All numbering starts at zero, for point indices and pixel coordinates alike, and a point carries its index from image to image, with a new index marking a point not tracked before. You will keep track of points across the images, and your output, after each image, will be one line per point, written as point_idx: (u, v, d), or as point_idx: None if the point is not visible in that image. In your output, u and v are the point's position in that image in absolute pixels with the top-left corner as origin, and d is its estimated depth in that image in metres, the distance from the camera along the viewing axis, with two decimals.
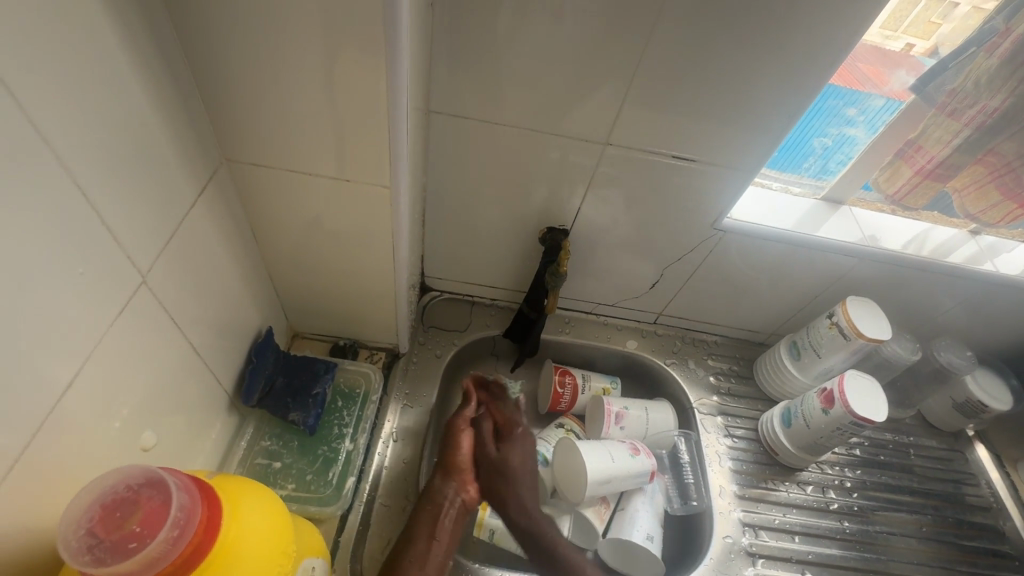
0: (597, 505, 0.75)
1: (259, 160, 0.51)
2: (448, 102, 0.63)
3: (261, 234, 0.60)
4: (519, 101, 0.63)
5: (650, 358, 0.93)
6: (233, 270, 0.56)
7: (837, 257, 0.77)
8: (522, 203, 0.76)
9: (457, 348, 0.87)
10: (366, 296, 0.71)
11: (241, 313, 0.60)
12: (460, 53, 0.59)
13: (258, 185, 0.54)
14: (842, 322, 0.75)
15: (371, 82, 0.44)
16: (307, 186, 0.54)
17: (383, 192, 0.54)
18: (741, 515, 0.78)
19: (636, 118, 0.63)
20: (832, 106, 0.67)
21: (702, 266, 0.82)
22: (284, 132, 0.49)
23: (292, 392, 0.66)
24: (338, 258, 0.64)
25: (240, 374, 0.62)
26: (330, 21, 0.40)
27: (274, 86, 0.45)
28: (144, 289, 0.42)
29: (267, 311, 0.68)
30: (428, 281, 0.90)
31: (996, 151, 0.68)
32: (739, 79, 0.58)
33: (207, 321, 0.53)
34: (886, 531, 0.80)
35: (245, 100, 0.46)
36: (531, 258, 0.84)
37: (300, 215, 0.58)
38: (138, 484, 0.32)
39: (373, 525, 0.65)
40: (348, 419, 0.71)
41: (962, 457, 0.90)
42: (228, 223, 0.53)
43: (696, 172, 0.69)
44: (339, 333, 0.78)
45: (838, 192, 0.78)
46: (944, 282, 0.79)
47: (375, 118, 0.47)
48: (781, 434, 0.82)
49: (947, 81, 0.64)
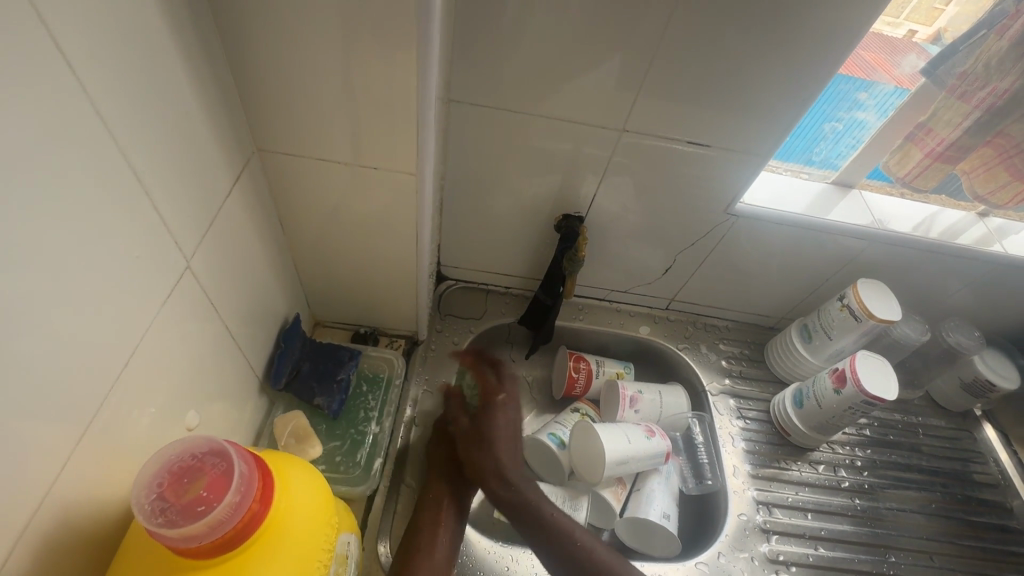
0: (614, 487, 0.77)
1: (290, 150, 0.53)
2: (467, 91, 0.65)
3: (288, 223, 0.62)
4: (537, 90, 0.64)
5: (663, 343, 0.94)
6: (263, 258, 0.58)
7: (848, 240, 0.78)
8: (538, 191, 0.77)
9: (473, 335, 0.89)
10: (387, 284, 0.72)
11: (270, 300, 0.61)
12: (481, 43, 0.60)
13: (287, 175, 0.55)
14: (853, 304, 0.77)
15: (402, 74, 0.45)
16: (334, 175, 0.56)
17: (408, 181, 0.55)
18: (755, 493, 0.80)
19: (652, 106, 0.64)
20: (843, 91, 0.68)
21: (715, 251, 0.84)
22: (315, 122, 0.50)
23: (319, 376, 0.67)
24: (362, 246, 0.66)
25: (269, 358, 0.64)
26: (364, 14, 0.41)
27: (307, 78, 0.46)
28: (188, 275, 0.43)
29: (293, 299, 0.69)
30: (444, 270, 0.92)
31: (1005, 133, 0.68)
32: (755, 66, 0.59)
33: (241, 309, 0.54)
34: (896, 508, 0.82)
35: (279, 92, 0.47)
36: (546, 245, 0.86)
37: (327, 204, 0.59)
38: (203, 453, 0.35)
39: (399, 506, 0.66)
40: (373, 403, 0.72)
41: (969, 436, 0.92)
42: (259, 212, 0.55)
43: (710, 158, 0.70)
44: (360, 321, 0.80)
45: (850, 176, 0.79)
46: (953, 264, 0.80)
47: (403, 109, 0.48)
48: (793, 414, 0.84)
49: (959, 64, 0.64)
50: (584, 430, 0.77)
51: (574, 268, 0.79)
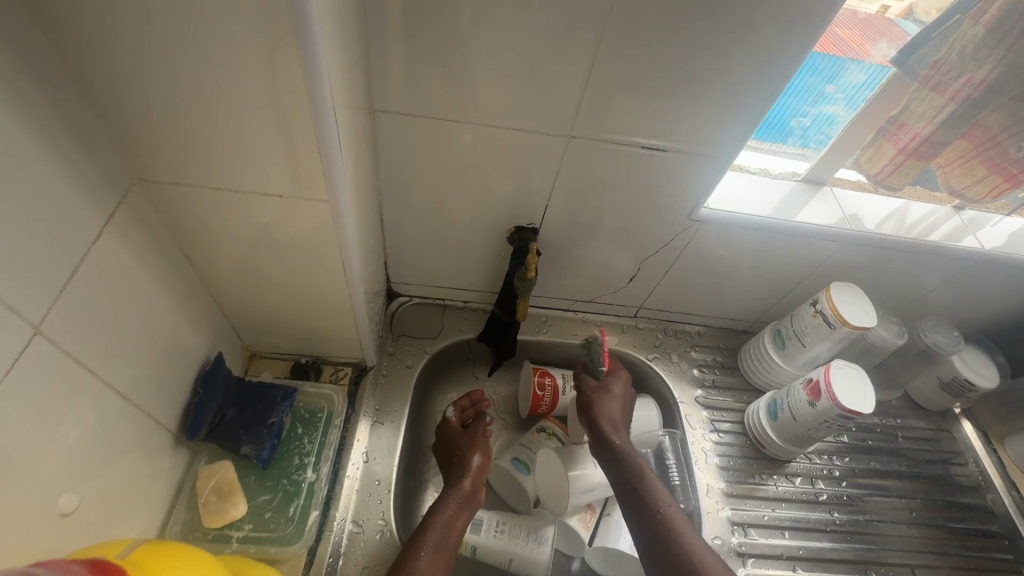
0: (582, 514, 0.74)
1: (179, 180, 0.46)
2: (394, 99, 0.58)
3: (196, 257, 0.55)
4: (470, 94, 0.57)
5: (632, 353, 0.89)
6: (163, 299, 0.51)
7: (819, 242, 0.73)
8: (484, 203, 0.71)
9: (428, 356, 0.83)
10: (323, 312, 0.66)
11: (180, 343, 0.55)
12: (400, 46, 0.53)
13: (182, 206, 0.49)
14: (826, 310, 0.72)
15: (289, 89, 0.39)
16: (236, 204, 0.49)
17: (323, 207, 0.49)
18: (730, 514, 0.76)
19: (597, 110, 0.59)
20: (808, 84, 0.63)
21: (680, 258, 0.78)
22: (200, 147, 0.43)
23: (245, 423, 0.61)
24: (286, 275, 0.59)
25: (183, 410, 0.57)
26: (230, 22, 0.35)
27: (179, 98, 0.40)
28: (40, 340, 0.37)
29: (216, 336, 0.63)
30: (395, 287, 0.85)
31: (981, 124, 0.64)
32: (704, 62, 0.54)
33: (135, 361, 0.48)
34: (876, 520, 0.78)
35: (149, 115, 0.41)
36: (500, 258, 0.79)
37: (236, 234, 0.53)
38: None
39: (344, 557, 0.62)
40: (309, 448, 0.66)
41: (949, 436, 0.89)
42: (150, 250, 0.48)
43: (668, 161, 0.64)
44: (299, 350, 0.73)
45: (817, 174, 0.74)
46: (930, 262, 0.76)
47: (299, 128, 0.42)
48: (768, 426, 0.79)
49: (930, 53, 0.60)
50: (551, 458, 0.73)
51: (525, 287, 0.72)
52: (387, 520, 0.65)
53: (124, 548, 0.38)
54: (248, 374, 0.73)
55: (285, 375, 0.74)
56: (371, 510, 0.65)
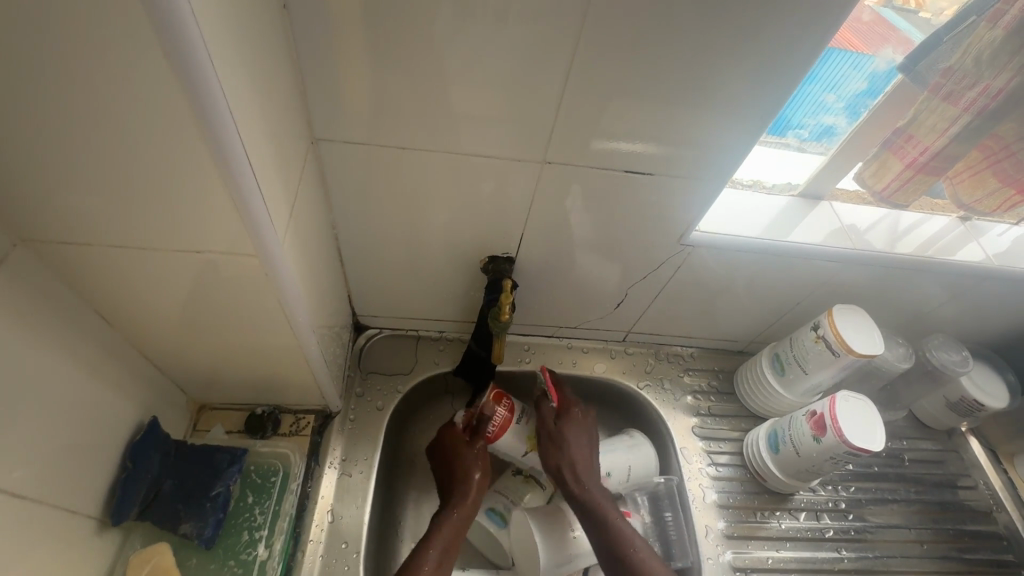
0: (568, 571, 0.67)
1: (74, 239, 0.39)
2: (342, 125, 0.51)
3: (115, 318, 0.47)
4: (428, 117, 0.51)
5: (621, 382, 0.83)
6: (72, 370, 0.44)
7: (820, 262, 0.67)
8: (454, 232, 0.64)
9: (401, 395, 0.76)
10: (274, 362, 0.59)
11: (102, 413, 0.48)
12: (338, 65, 0.46)
13: (84, 267, 0.41)
14: (829, 336, 0.67)
15: (188, 135, 0.32)
16: (150, 260, 0.42)
17: (254, 261, 0.42)
18: (731, 558, 0.70)
19: (570, 131, 0.52)
20: (808, 93, 0.56)
21: (671, 281, 0.72)
22: (93, 203, 0.36)
23: (184, 496, 0.54)
24: (225, 328, 0.52)
25: (109, 489, 0.49)
26: (95, 59, 0.28)
27: (51, 150, 0.32)
28: None
29: (151, 396, 0.55)
30: (362, 320, 0.78)
31: (994, 134, 0.59)
32: (692, 76, 0.48)
33: (35, 450, 0.41)
34: (886, 555, 0.74)
35: (17, 170, 0.33)
36: (476, 287, 0.73)
37: (157, 290, 0.45)
38: None
39: None
40: (260, 519, 0.59)
41: (956, 456, 0.84)
42: (49, 318, 0.41)
43: (654, 183, 0.58)
44: (253, 400, 0.66)
45: (816, 187, 0.68)
46: (939, 280, 0.70)
47: (208, 177, 0.34)
48: (768, 459, 0.74)
49: (941, 59, 0.54)
50: (532, 523, 0.65)
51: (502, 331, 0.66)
52: None
53: None
54: (196, 431, 0.65)
55: (237, 428, 0.66)
56: None
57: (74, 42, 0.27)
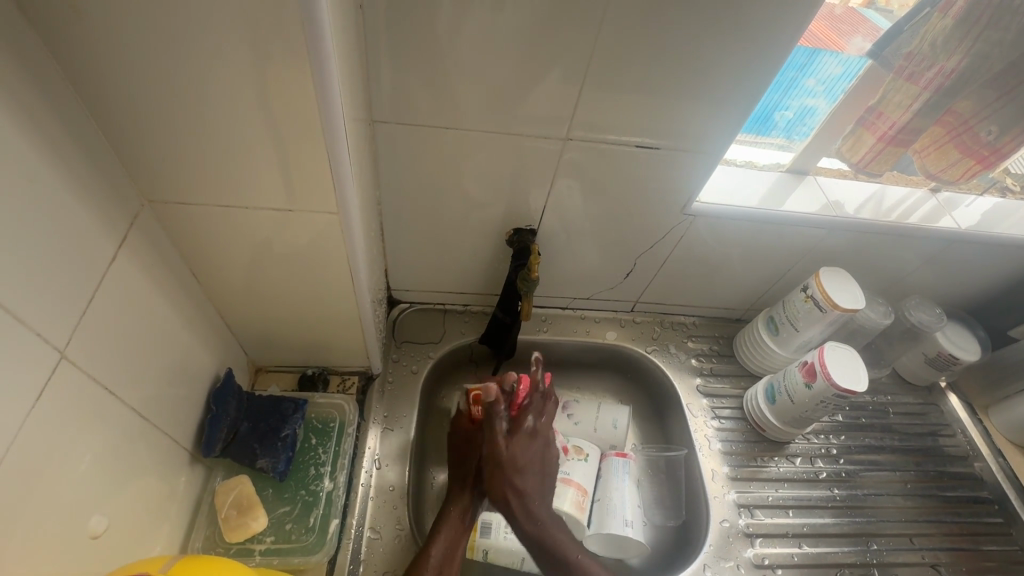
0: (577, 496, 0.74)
1: (187, 198, 0.48)
2: (392, 109, 0.59)
3: (203, 273, 0.56)
4: (465, 101, 0.59)
5: (631, 347, 0.91)
6: (173, 317, 0.52)
7: (806, 229, 0.76)
8: (482, 208, 0.72)
9: (433, 361, 0.83)
10: (328, 323, 0.67)
11: (190, 358, 0.56)
12: (400, 55, 0.54)
13: (189, 224, 0.50)
14: (817, 295, 0.75)
15: (299, 105, 0.41)
16: (241, 219, 0.51)
17: (332, 218, 0.51)
18: (735, 497, 0.79)
19: (592, 109, 0.60)
20: (790, 79, 0.65)
21: (673, 253, 0.81)
22: (212, 165, 0.45)
23: (258, 437, 0.64)
24: (291, 287, 0.60)
25: (199, 426, 0.60)
26: (232, 45, 0.37)
27: (190, 119, 0.41)
28: (65, 363, 0.39)
29: (222, 351, 0.64)
30: (396, 294, 0.86)
31: (954, 110, 0.69)
32: (691, 63, 0.56)
33: (148, 380, 0.49)
34: (874, 493, 0.82)
35: (154, 139, 0.42)
36: (500, 260, 0.81)
37: (242, 249, 0.54)
38: None
39: (363, 562, 0.64)
40: (324, 457, 0.68)
41: (936, 409, 0.93)
42: (160, 270, 0.50)
43: (661, 158, 0.66)
44: (305, 362, 0.74)
45: (801, 163, 0.77)
46: (913, 244, 0.79)
47: (306, 142, 0.44)
48: (766, 410, 0.82)
49: (904, 45, 0.63)
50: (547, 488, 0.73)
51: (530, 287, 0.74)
52: (403, 524, 0.67)
53: (164, 563, 0.40)
54: (255, 389, 0.73)
55: (292, 387, 0.75)
56: (387, 516, 0.67)
57: (218, 33, 0.36)
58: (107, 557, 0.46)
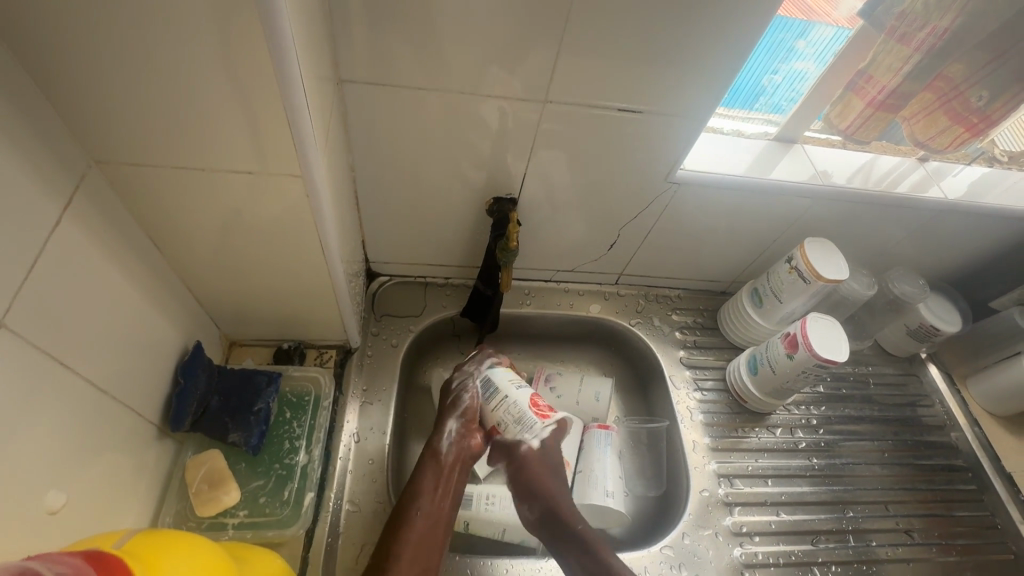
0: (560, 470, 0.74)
1: (138, 160, 0.45)
2: (363, 71, 0.56)
3: (163, 242, 0.53)
4: (439, 62, 0.56)
5: (614, 320, 0.90)
6: (130, 287, 0.50)
7: (794, 199, 0.74)
8: (460, 177, 0.69)
9: (413, 334, 0.82)
10: (300, 296, 0.65)
11: (152, 331, 0.54)
12: (366, 7, 0.51)
13: (144, 189, 0.48)
14: (801, 266, 0.74)
15: (252, 61, 0.38)
16: (200, 185, 0.48)
17: (295, 184, 0.49)
18: (716, 467, 0.79)
19: (573, 72, 0.57)
20: (780, 40, 0.63)
21: (658, 223, 0.79)
22: (164, 126, 0.42)
23: (230, 412, 0.63)
24: (259, 258, 0.58)
25: (167, 400, 0.59)
26: None
27: (135, 75, 0.39)
28: (5, 333, 0.37)
29: (190, 324, 0.62)
30: (375, 267, 0.84)
31: (945, 75, 0.68)
32: (676, 21, 0.53)
33: (105, 352, 0.47)
34: (851, 462, 0.83)
35: (98, 97, 0.40)
36: (480, 231, 0.78)
37: (205, 218, 0.51)
38: None
39: (341, 533, 0.64)
40: (299, 431, 0.67)
41: (916, 379, 0.94)
42: (113, 238, 0.47)
43: (644, 124, 0.64)
44: (280, 337, 0.73)
45: (789, 131, 0.74)
46: (900, 214, 0.77)
47: (263, 100, 0.41)
48: (748, 381, 0.82)
49: (896, 4, 0.61)
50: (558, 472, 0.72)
51: None
52: (382, 497, 0.67)
53: (119, 538, 0.38)
54: (230, 363, 0.72)
55: (267, 362, 0.73)
56: (365, 488, 0.67)
57: None
58: (68, 532, 0.45)
